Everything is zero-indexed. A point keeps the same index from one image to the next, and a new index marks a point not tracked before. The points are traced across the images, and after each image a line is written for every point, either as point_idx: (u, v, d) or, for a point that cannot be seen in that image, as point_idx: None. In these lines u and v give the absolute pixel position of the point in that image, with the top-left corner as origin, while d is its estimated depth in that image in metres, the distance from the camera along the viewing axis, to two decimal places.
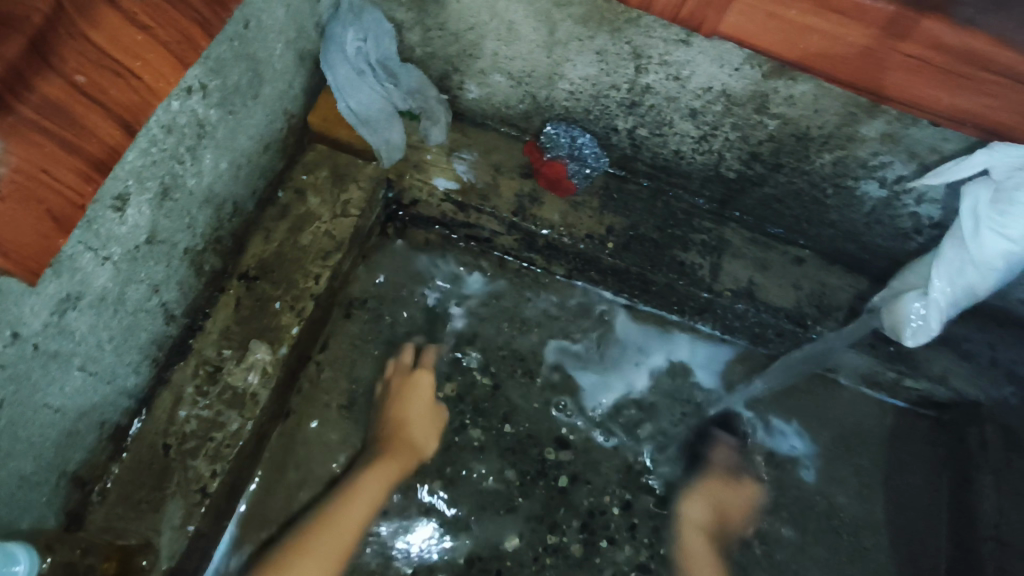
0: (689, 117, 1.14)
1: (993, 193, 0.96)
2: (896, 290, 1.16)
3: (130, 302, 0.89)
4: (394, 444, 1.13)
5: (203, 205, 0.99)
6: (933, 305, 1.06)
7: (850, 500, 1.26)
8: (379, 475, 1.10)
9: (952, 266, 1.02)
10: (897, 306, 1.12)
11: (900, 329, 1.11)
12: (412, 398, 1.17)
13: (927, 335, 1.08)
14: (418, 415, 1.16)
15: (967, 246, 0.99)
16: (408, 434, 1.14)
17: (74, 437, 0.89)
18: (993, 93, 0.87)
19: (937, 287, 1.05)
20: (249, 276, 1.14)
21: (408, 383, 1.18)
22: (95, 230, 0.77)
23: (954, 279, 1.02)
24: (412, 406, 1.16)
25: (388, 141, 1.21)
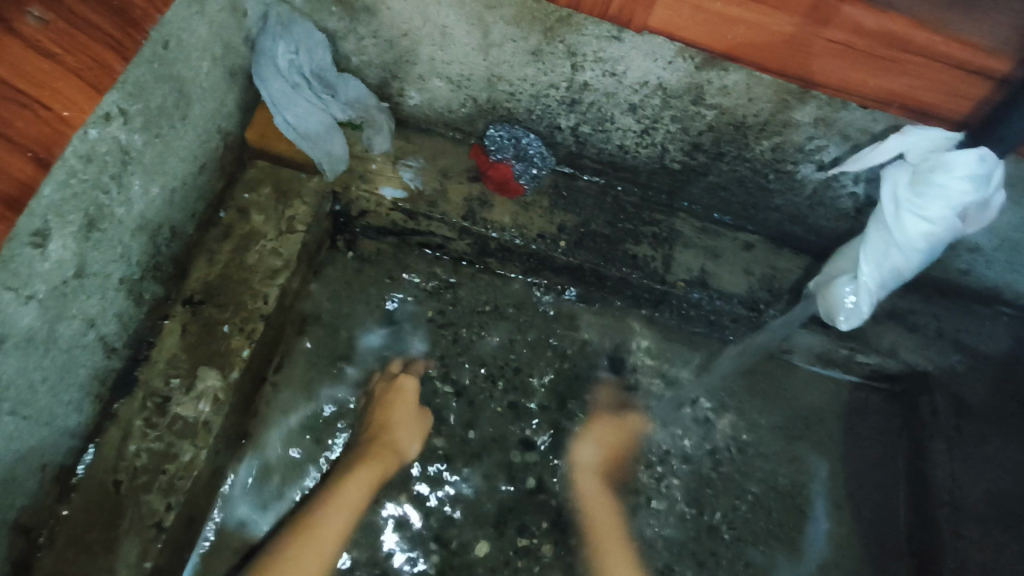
0: (629, 112, 1.15)
1: (911, 176, 0.99)
2: (829, 275, 1.17)
3: (63, 340, 0.86)
4: (382, 444, 1.10)
5: (136, 232, 0.96)
6: (864, 290, 1.07)
7: (813, 478, 1.27)
8: (365, 478, 1.06)
9: (879, 250, 1.04)
10: (830, 291, 1.13)
11: (833, 312, 1.12)
12: (395, 400, 1.14)
13: (858, 318, 1.09)
14: (403, 416, 1.14)
15: (892, 230, 1.00)
16: (393, 437, 1.11)
17: (13, 482, 0.85)
18: (915, 73, 0.89)
19: (865, 272, 1.06)
20: (195, 301, 1.11)
21: (393, 386, 1.16)
22: (14, 270, 0.73)
23: (881, 262, 1.04)
24: (396, 409, 1.14)
25: (330, 153, 1.19)
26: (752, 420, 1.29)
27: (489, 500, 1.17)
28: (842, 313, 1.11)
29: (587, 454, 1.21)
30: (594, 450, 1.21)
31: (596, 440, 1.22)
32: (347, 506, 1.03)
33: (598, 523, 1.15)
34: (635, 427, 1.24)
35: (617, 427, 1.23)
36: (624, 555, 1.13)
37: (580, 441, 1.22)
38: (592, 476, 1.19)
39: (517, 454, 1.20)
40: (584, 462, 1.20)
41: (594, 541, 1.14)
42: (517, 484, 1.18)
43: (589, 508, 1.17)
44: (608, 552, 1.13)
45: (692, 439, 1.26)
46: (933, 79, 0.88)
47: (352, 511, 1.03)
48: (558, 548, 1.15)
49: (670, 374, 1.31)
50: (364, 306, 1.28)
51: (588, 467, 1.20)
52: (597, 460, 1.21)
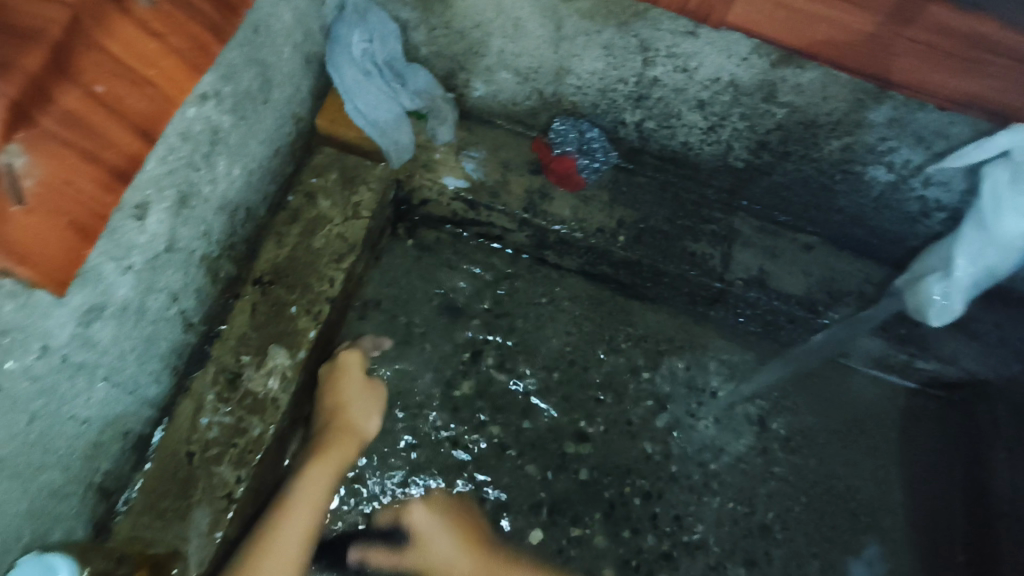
0: (696, 108, 1.15)
1: (1014, 173, 0.98)
2: (917, 273, 1.19)
3: (151, 311, 0.88)
4: (338, 428, 1.10)
5: (219, 211, 0.98)
6: (957, 286, 1.10)
7: (865, 483, 1.26)
8: (321, 472, 1.05)
9: (974, 246, 1.07)
10: (918, 288, 1.16)
11: (924, 309, 1.15)
12: (342, 381, 1.14)
13: (950, 314, 1.12)
14: (352, 395, 1.14)
15: (989, 227, 1.03)
16: (346, 416, 1.12)
17: (100, 447, 0.88)
18: (997, 75, 0.88)
19: (959, 268, 1.09)
20: (264, 281, 1.14)
21: (336, 364, 1.16)
22: (117, 240, 0.76)
23: (976, 259, 1.07)
24: (345, 390, 1.14)
25: (397, 141, 1.22)
26: (805, 422, 1.29)
27: (543, 488, 1.18)
28: (932, 309, 1.14)
29: (442, 548, 1.09)
30: (467, 563, 1.08)
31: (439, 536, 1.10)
32: (308, 508, 1.02)
33: (520, 564, 1.09)
34: (426, 524, 1.11)
35: (426, 527, 1.11)
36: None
37: (427, 550, 1.10)
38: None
39: (569, 445, 1.22)
40: (445, 561, 1.09)
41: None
42: (569, 474, 1.20)
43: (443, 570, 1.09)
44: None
45: (745, 439, 1.26)
46: (1016, 80, 0.87)
47: (314, 508, 1.02)
48: (611, 539, 1.16)
49: (723, 373, 1.30)
50: (423, 294, 1.30)
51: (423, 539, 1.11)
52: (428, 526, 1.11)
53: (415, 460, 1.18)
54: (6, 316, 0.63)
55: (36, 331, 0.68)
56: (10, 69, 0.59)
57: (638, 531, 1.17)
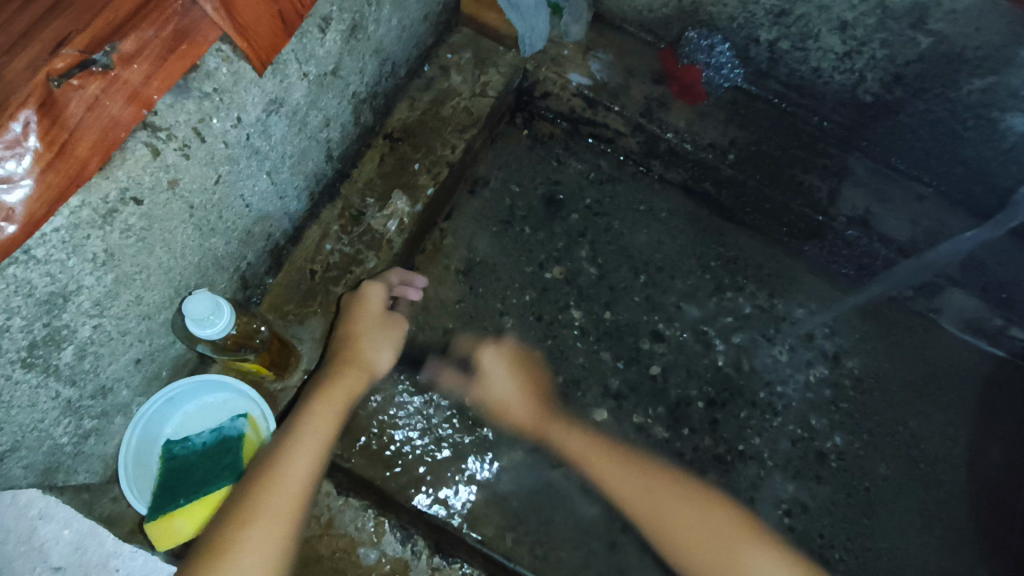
0: (837, 30, 1.14)
1: None
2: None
3: (310, 127, 0.99)
4: (346, 362, 1.02)
5: (374, 54, 1.08)
6: None
7: (932, 436, 1.26)
8: (321, 422, 0.95)
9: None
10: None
11: None
12: (358, 313, 1.05)
13: None
14: (367, 329, 1.05)
15: None
16: (360, 351, 1.04)
17: (250, 238, 1.00)
18: None
19: None
20: (394, 137, 1.24)
21: (355, 297, 1.06)
22: (304, 44, 0.86)
23: None
24: (360, 323, 1.05)
25: (533, 28, 1.27)
26: (882, 367, 1.30)
27: (614, 375, 1.25)
28: None
29: (506, 390, 1.18)
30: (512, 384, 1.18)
31: (511, 369, 1.20)
32: (308, 454, 0.91)
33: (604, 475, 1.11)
34: (489, 363, 1.20)
35: (489, 359, 1.21)
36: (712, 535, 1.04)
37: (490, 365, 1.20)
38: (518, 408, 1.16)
39: (645, 343, 1.28)
40: (501, 397, 1.18)
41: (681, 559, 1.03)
42: (641, 367, 1.26)
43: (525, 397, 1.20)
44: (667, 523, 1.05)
45: (817, 371, 1.29)
46: None
47: (316, 458, 0.92)
48: (668, 433, 1.22)
49: (806, 306, 1.32)
50: (529, 182, 1.37)
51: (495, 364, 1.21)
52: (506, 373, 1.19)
53: (502, 326, 1.26)
54: (221, 77, 0.75)
55: (235, 101, 0.79)
56: None
57: (696, 431, 1.23)
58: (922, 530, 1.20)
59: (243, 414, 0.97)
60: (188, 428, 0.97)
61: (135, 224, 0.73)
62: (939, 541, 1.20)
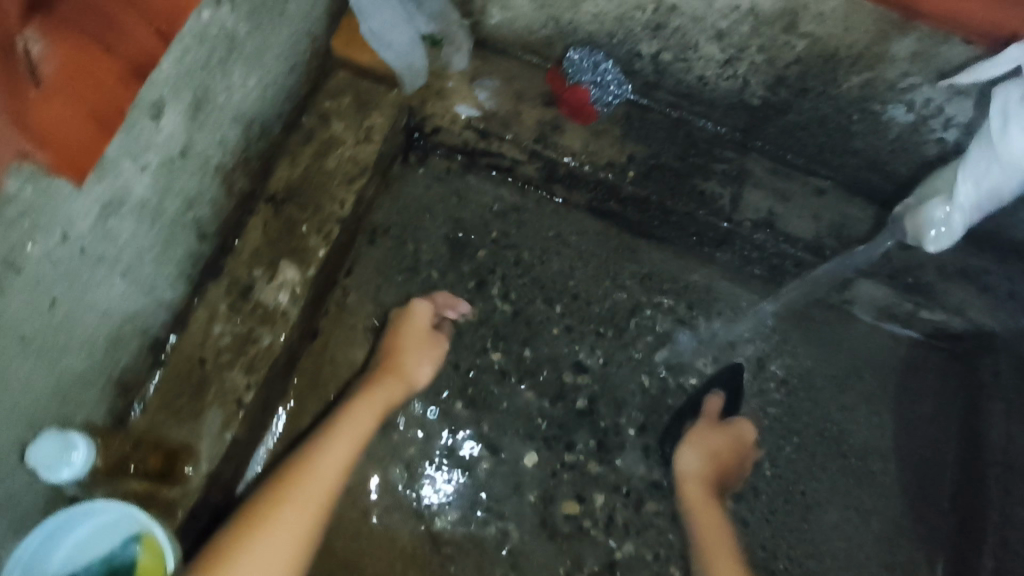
0: (715, 39, 1.11)
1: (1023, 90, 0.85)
2: (921, 197, 1.09)
3: (168, 215, 0.92)
4: (390, 369, 1.13)
5: (233, 123, 1.00)
6: (958, 207, 0.99)
7: (859, 427, 1.30)
8: (364, 416, 1.07)
9: (980, 169, 0.94)
10: (918, 213, 1.05)
11: (921, 237, 1.04)
12: (406, 327, 1.17)
13: (948, 241, 1.01)
14: (410, 341, 1.17)
15: (993, 144, 0.91)
16: (402, 362, 1.14)
17: (119, 343, 0.92)
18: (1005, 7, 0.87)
19: (962, 191, 0.98)
20: (277, 199, 1.15)
21: (403, 312, 1.19)
22: (135, 135, 0.78)
23: (981, 180, 0.95)
24: (404, 335, 1.17)
25: (410, 65, 1.21)
26: (804, 366, 1.32)
27: (541, 414, 1.24)
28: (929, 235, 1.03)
29: (689, 464, 1.17)
30: (695, 458, 1.17)
31: (704, 449, 1.18)
32: (347, 446, 1.03)
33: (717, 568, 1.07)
34: (712, 443, 1.19)
35: (690, 467, 1.17)
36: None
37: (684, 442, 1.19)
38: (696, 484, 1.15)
39: (568, 375, 1.26)
40: (684, 471, 1.17)
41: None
42: (568, 402, 1.25)
43: (703, 519, 1.13)
44: None
45: (741, 378, 1.29)
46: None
47: (352, 450, 1.03)
48: (602, 466, 1.22)
49: (725, 314, 1.32)
50: (432, 224, 1.32)
51: (692, 475, 1.17)
52: (698, 470, 1.17)
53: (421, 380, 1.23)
54: (26, 198, 0.67)
55: (57, 217, 0.71)
56: None
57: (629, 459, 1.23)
58: (858, 525, 1.24)
59: (136, 537, 0.90)
60: (75, 560, 0.88)
61: None
62: (876, 533, 1.24)
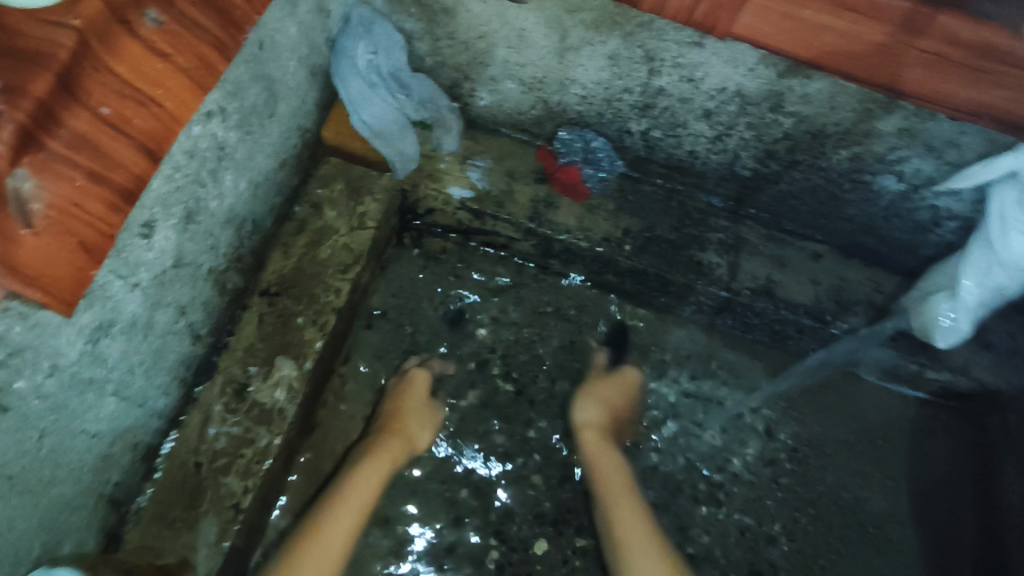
0: (703, 118, 1.13)
1: (1020, 193, 0.94)
2: (925, 289, 1.16)
3: (159, 326, 0.90)
4: (395, 433, 1.13)
5: (225, 225, 1.00)
6: (962, 305, 1.07)
7: (875, 496, 1.26)
8: (368, 482, 1.06)
9: (980, 268, 1.03)
10: (926, 307, 1.13)
11: (930, 329, 1.12)
12: (409, 392, 1.18)
13: (956, 335, 1.10)
14: (415, 406, 1.17)
15: (993, 246, 0.99)
16: (406, 428, 1.14)
17: (110, 459, 0.89)
18: (1007, 85, 0.85)
19: (964, 288, 1.06)
20: (271, 292, 1.14)
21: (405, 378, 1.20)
22: (124, 258, 0.77)
23: (983, 279, 1.03)
24: (408, 401, 1.17)
25: (403, 153, 1.21)
26: (815, 433, 1.29)
27: (547, 498, 1.20)
28: (938, 329, 1.11)
29: (587, 412, 1.19)
30: (597, 409, 1.19)
31: (600, 400, 1.21)
32: (349, 517, 1.02)
33: (625, 520, 1.06)
34: (588, 417, 1.19)
35: (586, 417, 1.19)
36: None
37: (577, 394, 1.22)
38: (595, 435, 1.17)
39: (574, 455, 1.24)
40: (586, 420, 1.19)
41: (618, 535, 1.05)
42: (575, 484, 1.22)
43: (597, 466, 1.15)
44: (632, 559, 1.02)
45: (752, 449, 1.26)
46: None
47: (357, 519, 1.02)
48: None
49: (731, 382, 1.31)
50: (429, 304, 1.31)
51: (591, 424, 1.18)
52: (596, 419, 1.19)
53: (422, 469, 1.20)
54: (15, 336, 0.64)
55: (45, 350, 0.69)
56: (19, 93, 0.61)
57: None
58: None
59: None
60: None
61: None
62: None
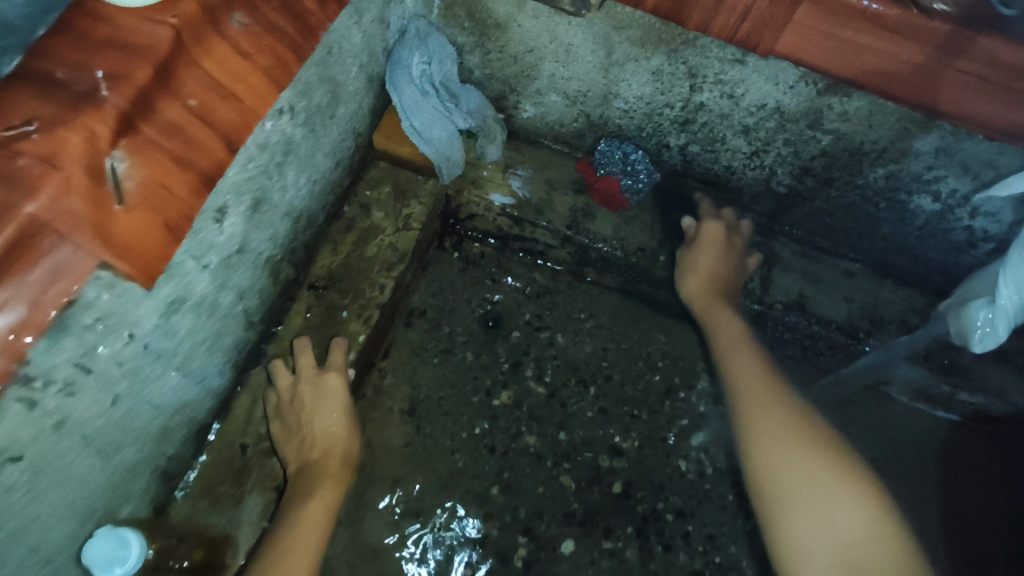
0: (741, 133, 1.17)
1: None
2: (962, 298, 1.14)
3: (221, 308, 0.96)
4: (332, 452, 1.05)
5: (284, 217, 1.06)
6: (1002, 311, 0.97)
7: (908, 516, 1.26)
8: (326, 494, 0.99)
9: (1021, 272, 0.92)
10: (965, 312, 1.08)
11: (968, 335, 1.07)
12: (324, 404, 1.07)
13: (994, 342, 1.02)
14: (327, 419, 1.06)
15: None
16: (340, 444, 1.07)
17: (167, 432, 0.94)
18: None
19: (1004, 293, 0.95)
20: (319, 286, 1.20)
21: (318, 387, 1.08)
22: (200, 239, 0.83)
23: (1021, 284, 0.92)
24: (320, 414, 1.06)
25: (449, 158, 1.26)
26: (845, 448, 1.30)
27: (576, 500, 1.22)
28: (977, 335, 1.04)
29: (696, 281, 1.22)
30: (699, 276, 1.22)
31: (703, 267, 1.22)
32: (314, 530, 0.93)
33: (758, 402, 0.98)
34: (694, 288, 1.22)
35: (695, 290, 1.22)
36: (822, 460, 0.88)
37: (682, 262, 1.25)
38: (703, 301, 1.19)
39: (604, 459, 1.26)
40: (694, 289, 1.22)
41: (751, 422, 0.96)
42: (604, 487, 1.23)
43: (718, 332, 1.15)
44: (774, 450, 0.91)
45: None
46: None
47: (321, 530, 0.94)
48: (642, 554, 1.19)
49: None
50: (467, 306, 1.35)
51: (697, 293, 1.21)
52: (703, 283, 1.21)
53: (455, 464, 1.23)
54: (104, 303, 0.69)
55: (127, 318, 0.74)
56: (124, 80, 0.63)
57: (670, 547, 1.20)
58: None
59: None
60: None
61: (19, 479, 0.65)
62: None
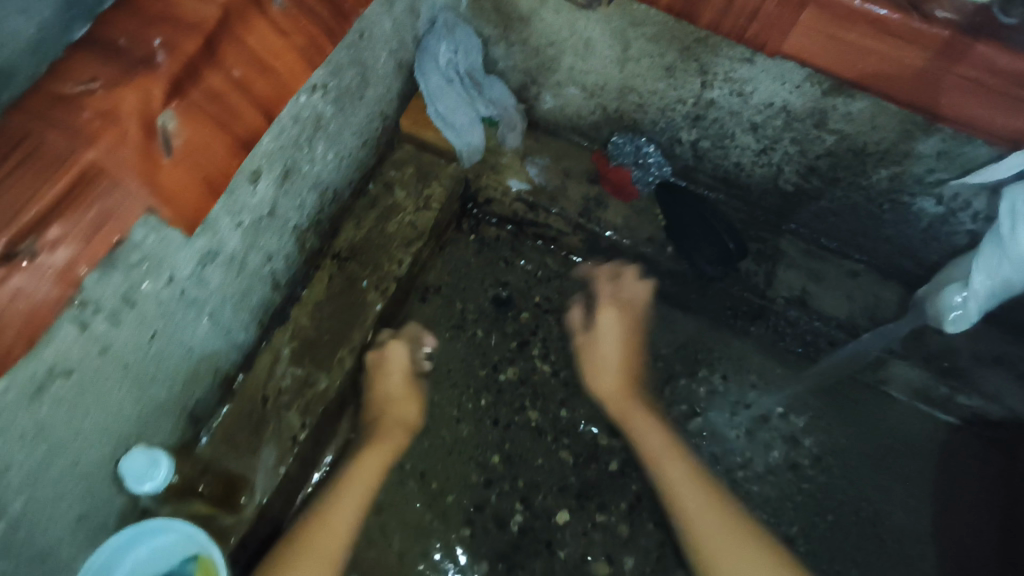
0: (750, 130, 1.21)
1: None
2: (939, 282, 1.18)
3: (250, 267, 1.04)
4: (388, 418, 1.21)
5: (312, 188, 1.14)
6: (973, 294, 1.05)
7: (899, 513, 1.29)
8: (375, 457, 1.16)
9: (991, 262, 1.00)
10: (939, 297, 1.15)
11: (942, 317, 1.14)
12: (386, 375, 1.23)
13: (966, 323, 1.09)
14: (390, 390, 1.22)
15: (1004, 241, 0.95)
16: (396, 409, 1.22)
17: (195, 377, 1.02)
18: None
19: (977, 280, 1.04)
20: (341, 256, 1.28)
21: (382, 358, 1.23)
22: (235, 199, 0.92)
23: (992, 272, 1.00)
24: (383, 383, 1.23)
25: (469, 143, 1.34)
26: (838, 443, 1.33)
27: (573, 475, 1.28)
28: (950, 316, 1.12)
29: (607, 380, 1.27)
30: (609, 375, 1.27)
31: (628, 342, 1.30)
32: (359, 488, 1.11)
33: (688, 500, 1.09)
34: (607, 389, 1.26)
35: (608, 386, 1.26)
36: (764, 556, 1.01)
37: (585, 364, 1.29)
38: (616, 400, 1.24)
39: (603, 437, 1.31)
40: (602, 387, 1.27)
41: (695, 534, 1.06)
42: (601, 464, 1.29)
43: (640, 434, 1.20)
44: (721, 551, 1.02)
45: (777, 452, 1.31)
46: None
47: (367, 490, 1.12)
48: (632, 529, 1.24)
49: (759, 386, 1.36)
50: (480, 286, 1.42)
51: (609, 393, 1.26)
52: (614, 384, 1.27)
53: (459, 433, 1.29)
54: (149, 245, 0.78)
55: (167, 262, 0.83)
56: (176, 48, 0.70)
57: (661, 525, 1.24)
58: None
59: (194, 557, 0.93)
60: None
61: (66, 395, 0.74)
62: None
